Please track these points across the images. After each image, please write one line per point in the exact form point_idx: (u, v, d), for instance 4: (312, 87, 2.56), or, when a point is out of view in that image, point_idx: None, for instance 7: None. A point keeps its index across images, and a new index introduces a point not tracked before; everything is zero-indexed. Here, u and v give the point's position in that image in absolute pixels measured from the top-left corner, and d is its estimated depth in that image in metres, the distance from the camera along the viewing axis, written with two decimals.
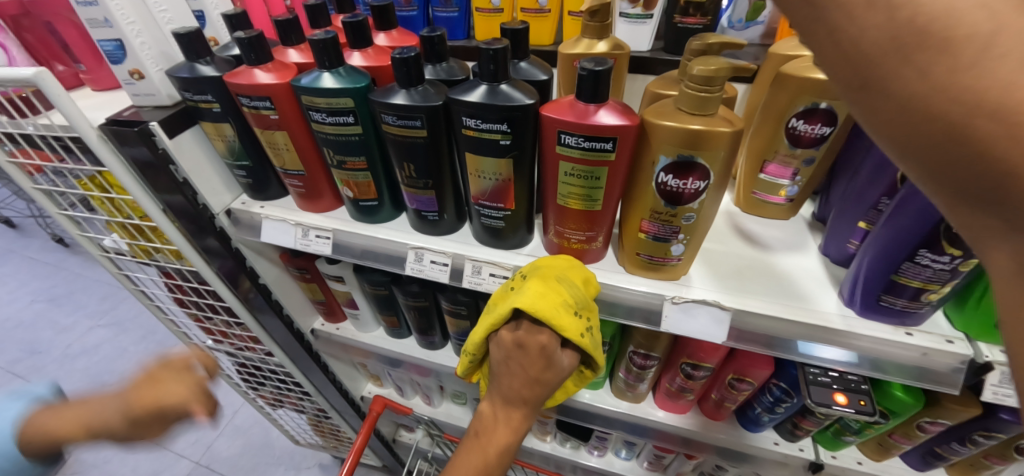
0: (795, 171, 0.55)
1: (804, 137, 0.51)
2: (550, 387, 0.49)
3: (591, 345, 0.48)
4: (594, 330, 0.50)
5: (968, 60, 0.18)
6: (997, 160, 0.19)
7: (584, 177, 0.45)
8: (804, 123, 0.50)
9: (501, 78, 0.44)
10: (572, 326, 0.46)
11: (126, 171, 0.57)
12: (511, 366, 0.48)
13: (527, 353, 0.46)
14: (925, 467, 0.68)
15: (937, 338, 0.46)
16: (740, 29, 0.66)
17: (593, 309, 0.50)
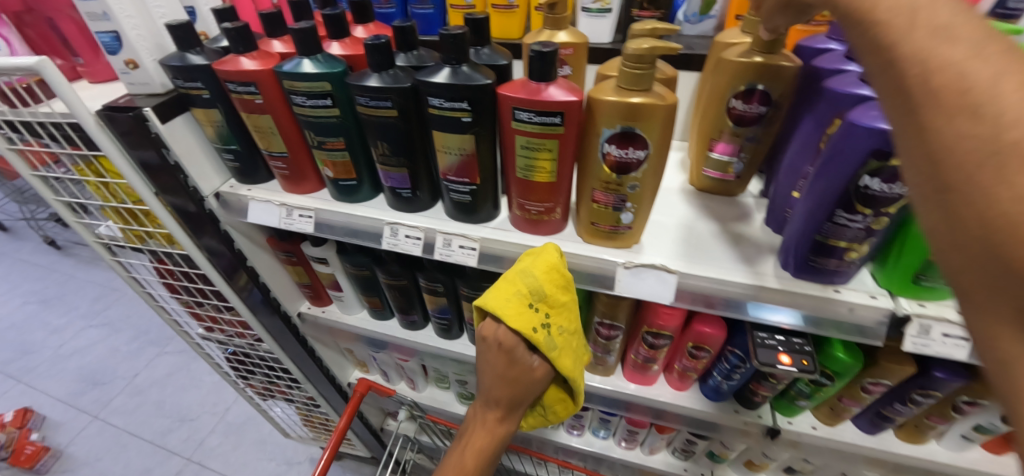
0: (737, 148, 0.60)
1: (743, 116, 0.56)
2: (526, 379, 0.60)
3: (542, 338, 0.56)
4: (555, 325, 0.58)
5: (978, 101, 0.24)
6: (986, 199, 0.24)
7: (538, 149, 0.50)
8: (740, 101, 0.55)
9: (462, 60, 0.49)
10: (521, 319, 0.55)
11: (122, 156, 0.62)
12: (484, 359, 0.60)
13: (490, 346, 0.58)
14: (874, 430, 0.72)
15: (862, 295, 0.51)
16: (695, 22, 0.71)
17: (555, 304, 0.56)
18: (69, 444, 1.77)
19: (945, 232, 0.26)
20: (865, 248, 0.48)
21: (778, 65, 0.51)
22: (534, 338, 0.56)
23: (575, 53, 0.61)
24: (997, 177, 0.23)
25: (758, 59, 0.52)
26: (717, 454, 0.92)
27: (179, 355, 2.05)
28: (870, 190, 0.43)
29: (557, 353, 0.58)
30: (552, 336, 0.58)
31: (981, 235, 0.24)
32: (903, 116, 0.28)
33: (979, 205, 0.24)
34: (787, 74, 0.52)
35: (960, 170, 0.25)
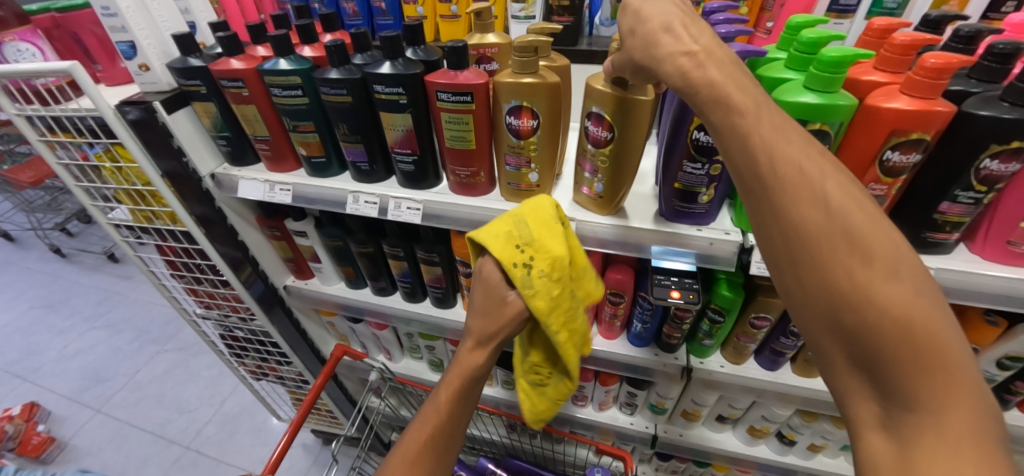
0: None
1: (597, 138, 0.61)
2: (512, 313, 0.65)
3: (519, 275, 0.61)
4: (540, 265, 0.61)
5: (808, 198, 0.38)
6: (838, 276, 0.36)
7: (458, 123, 0.64)
8: (591, 124, 0.60)
9: (398, 55, 0.64)
10: (506, 254, 0.61)
11: (134, 143, 0.76)
12: (476, 294, 0.67)
13: (479, 282, 0.66)
14: (774, 366, 0.84)
15: (718, 232, 0.64)
16: (609, 25, 0.87)
17: (540, 249, 0.61)
18: (74, 436, 1.84)
19: (793, 287, 0.39)
20: (713, 192, 0.61)
21: (621, 94, 0.55)
22: (511, 271, 0.61)
23: (501, 51, 0.75)
24: (837, 260, 0.36)
25: (605, 85, 0.56)
26: (655, 404, 1.03)
27: (178, 353, 2.13)
28: (701, 142, 0.57)
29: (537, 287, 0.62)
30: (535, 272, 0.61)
31: (827, 299, 0.37)
32: (762, 200, 0.40)
33: (821, 273, 0.37)
34: (629, 105, 0.55)
35: (808, 244, 0.37)
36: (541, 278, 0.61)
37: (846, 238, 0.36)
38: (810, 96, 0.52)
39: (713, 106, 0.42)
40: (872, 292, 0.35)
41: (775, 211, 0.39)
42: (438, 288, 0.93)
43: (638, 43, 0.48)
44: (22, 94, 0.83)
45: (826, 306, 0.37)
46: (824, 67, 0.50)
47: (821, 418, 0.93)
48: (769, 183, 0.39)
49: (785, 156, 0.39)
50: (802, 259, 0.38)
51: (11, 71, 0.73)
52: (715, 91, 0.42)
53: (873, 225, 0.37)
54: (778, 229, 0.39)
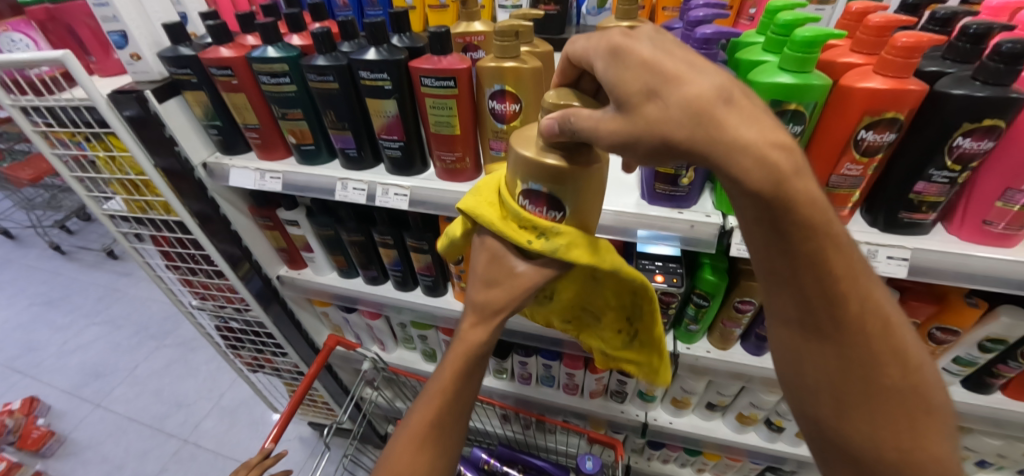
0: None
1: (540, 216, 0.45)
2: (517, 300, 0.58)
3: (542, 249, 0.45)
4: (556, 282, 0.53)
5: (847, 290, 0.39)
6: (860, 356, 0.41)
7: (443, 108, 0.65)
8: (528, 202, 0.44)
9: (382, 41, 0.65)
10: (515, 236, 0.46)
11: (126, 131, 0.77)
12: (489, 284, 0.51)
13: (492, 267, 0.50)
14: (759, 352, 0.84)
15: (699, 215, 0.65)
16: (595, 14, 0.88)
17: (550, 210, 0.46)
18: (73, 430, 1.86)
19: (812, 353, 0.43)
20: (694, 174, 0.62)
21: (575, 165, 0.40)
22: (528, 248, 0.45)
23: (486, 39, 0.76)
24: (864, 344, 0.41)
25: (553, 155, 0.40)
26: (645, 392, 1.03)
27: (176, 348, 2.14)
28: None
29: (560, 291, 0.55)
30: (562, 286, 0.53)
31: (845, 367, 0.42)
32: (811, 284, 0.39)
33: (847, 351, 0.41)
34: (582, 177, 0.41)
35: (844, 329, 0.40)
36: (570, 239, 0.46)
37: (871, 323, 0.41)
38: (786, 76, 0.52)
39: (776, 199, 0.33)
40: (874, 355, 0.41)
41: (828, 297, 0.39)
42: (428, 276, 0.94)
43: (679, 116, 0.31)
44: (17, 85, 0.84)
45: (841, 375, 0.42)
46: (798, 47, 0.51)
47: None
48: (818, 258, 0.37)
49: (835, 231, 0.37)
50: (821, 330, 0.41)
51: (6, 61, 0.74)
52: (775, 160, 0.32)
53: (878, 301, 0.41)
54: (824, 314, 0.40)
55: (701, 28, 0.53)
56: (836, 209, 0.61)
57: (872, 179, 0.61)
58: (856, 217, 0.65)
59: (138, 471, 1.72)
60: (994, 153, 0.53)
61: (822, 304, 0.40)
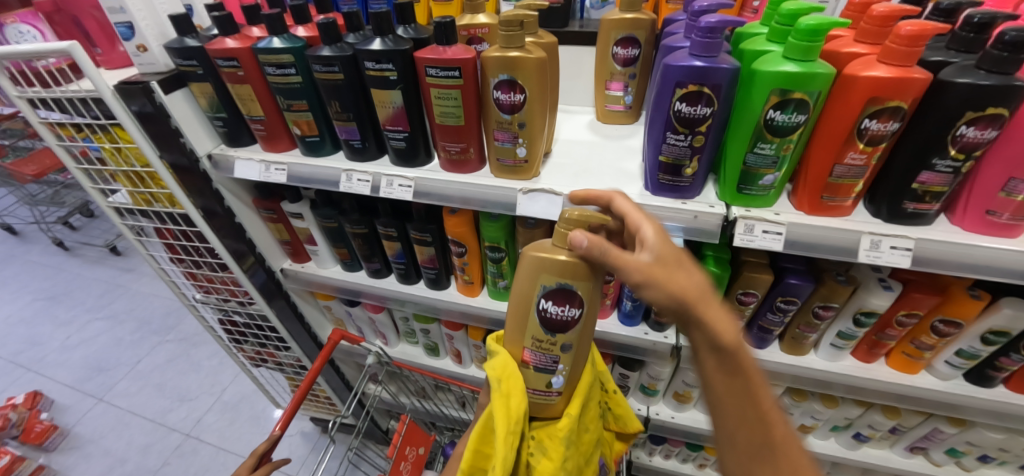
0: (625, 85, 0.80)
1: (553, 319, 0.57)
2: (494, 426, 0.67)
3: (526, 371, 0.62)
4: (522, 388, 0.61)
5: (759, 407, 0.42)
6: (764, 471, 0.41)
7: (447, 98, 0.65)
8: (551, 305, 0.56)
9: (387, 32, 0.65)
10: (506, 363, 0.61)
11: (132, 122, 0.78)
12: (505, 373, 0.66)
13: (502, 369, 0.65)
14: (762, 344, 0.84)
15: (703, 205, 0.65)
16: (599, 8, 0.89)
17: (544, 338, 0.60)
18: (76, 424, 1.86)
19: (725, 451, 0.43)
20: (697, 165, 0.62)
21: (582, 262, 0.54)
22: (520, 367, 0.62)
23: (491, 31, 0.76)
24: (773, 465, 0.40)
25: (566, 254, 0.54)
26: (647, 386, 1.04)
27: (179, 343, 2.15)
28: (683, 113, 0.58)
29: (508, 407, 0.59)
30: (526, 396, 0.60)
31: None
32: (729, 384, 0.42)
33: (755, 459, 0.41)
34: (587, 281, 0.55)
35: (754, 434, 0.41)
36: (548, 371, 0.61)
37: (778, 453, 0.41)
38: (790, 65, 0.53)
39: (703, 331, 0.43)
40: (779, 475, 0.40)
41: (741, 390, 0.42)
42: (431, 269, 0.94)
43: (666, 299, 0.44)
44: (24, 76, 0.84)
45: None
46: (802, 36, 0.52)
47: (810, 398, 0.94)
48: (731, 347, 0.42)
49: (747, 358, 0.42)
50: (752, 451, 0.41)
51: (13, 51, 0.74)
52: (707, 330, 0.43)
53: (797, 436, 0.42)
54: (739, 412, 0.42)
55: (705, 18, 0.54)
56: (840, 199, 0.61)
57: (876, 169, 0.61)
58: (859, 208, 0.65)
59: (140, 465, 1.72)
60: (998, 141, 0.54)
61: (734, 406, 0.42)
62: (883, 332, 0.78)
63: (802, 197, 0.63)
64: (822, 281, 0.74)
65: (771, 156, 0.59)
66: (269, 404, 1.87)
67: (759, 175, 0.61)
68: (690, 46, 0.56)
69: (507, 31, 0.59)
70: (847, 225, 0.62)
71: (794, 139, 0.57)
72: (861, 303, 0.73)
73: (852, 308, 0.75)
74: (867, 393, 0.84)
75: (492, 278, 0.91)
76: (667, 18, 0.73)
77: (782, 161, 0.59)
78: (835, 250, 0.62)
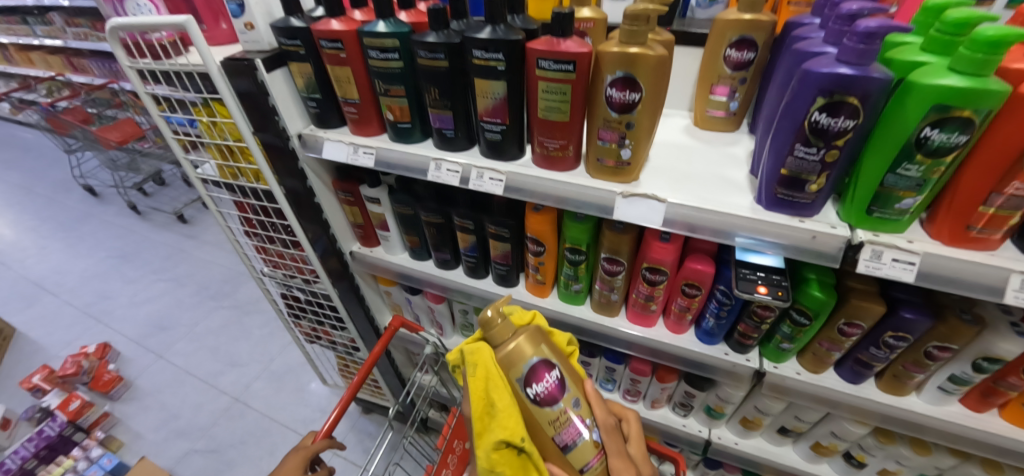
0: (733, 89, 0.76)
1: (544, 397, 0.62)
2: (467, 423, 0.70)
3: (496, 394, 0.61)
4: (499, 426, 0.60)
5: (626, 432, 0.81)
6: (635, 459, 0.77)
7: (556, 93, 0.62)
8: (534, 387, 0.62)
9: (499, 20, 0.63)
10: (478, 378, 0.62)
11: (233, 100, 0.82)
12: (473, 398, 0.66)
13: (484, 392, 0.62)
14: (856, 379, 0.77)
15: (824, 225, 0.60)
16: (705, 8, 0.81)
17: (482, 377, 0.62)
18: (138, 377, 1.98)
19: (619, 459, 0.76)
20: (823, 181, 0.58)
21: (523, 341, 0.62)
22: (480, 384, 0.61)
23: (596, 26, 0.74)
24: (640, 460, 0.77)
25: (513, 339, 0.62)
26: (713, 407, 0.98)
27: (234, 311, 2.25)
28: (820, 124, 0.53)
29: (482, 417, 0.63)
30: (497, 431, 0.60)
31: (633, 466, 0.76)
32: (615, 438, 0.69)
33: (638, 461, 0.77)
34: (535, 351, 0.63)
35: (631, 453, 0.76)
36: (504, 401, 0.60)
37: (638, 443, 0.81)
38: (955, 79, 0.47)
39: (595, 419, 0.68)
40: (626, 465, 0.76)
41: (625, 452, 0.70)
42: (503, 265, 0.93)
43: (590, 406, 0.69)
44: (135, 48, 0.89)
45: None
46: (977, 48, 0.45)
47: (898, 442, 0.85)
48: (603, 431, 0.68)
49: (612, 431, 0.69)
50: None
51: (130, 23, 0.79)
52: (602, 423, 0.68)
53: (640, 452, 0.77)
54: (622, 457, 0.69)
55: (864, 21, 0.48)
56: (988, 231, 0.54)
57: None
58: (1005, 243, 0.57)
59: (192, 422, 1.80)
60: None
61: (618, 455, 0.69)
62: (1002, 380, 0.68)
63: (940, 226, 0.57)
64: (942, 318, 0.66)
65: (915, 178, 0.53)
66: (313, 379, 1.91)
67: (896, 198, 0.55)
68: (839, 51, 0.52)
69: (628, 26, 0.56)
70: (993, 261, 0.54)
71: (947, 161, 0.51)
72: (985, 347, 0.65)
73: (972, 352, 0.67)
74: (969, 444, 0.74)
75: (566, 280, 0.89)
76: (792, 20, 0.67)
77: (926, 185, 0.54)
78: (975, 286, 0.56)
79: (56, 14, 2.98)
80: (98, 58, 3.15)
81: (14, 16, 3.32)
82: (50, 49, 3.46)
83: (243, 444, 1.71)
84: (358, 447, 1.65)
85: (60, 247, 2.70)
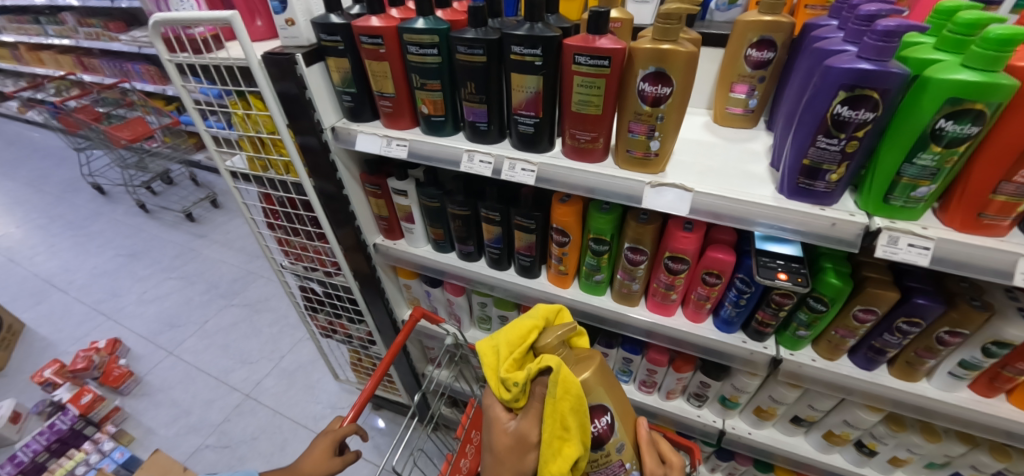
0: (751, 88, 0.80)
1: (602, 432, 0.63)
2: (512, 465, 0.64)
3: (579, 423, 0.59)
4: (575, 449, 0.59)
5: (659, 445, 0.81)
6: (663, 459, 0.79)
7: (591, 86, 0.66)
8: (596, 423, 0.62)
9: (537, 19, 0.66)
10: (569, 401, 0.58)
11: (270, 93, 0.86)
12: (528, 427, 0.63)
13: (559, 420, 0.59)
14: (870, 366, 0.81)
15: (844, 213, 0.63)
16: (724, 11, 0.86)
17: (565, 402, 0.58)
18: (148, 373, 1.99)
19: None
20: (843, 171, 0.61)
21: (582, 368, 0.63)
22: (564, 412, 0.58)
23: (623, 26, 0.77)
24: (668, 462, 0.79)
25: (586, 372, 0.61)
26: (728, 398, 1.02)
27: (244, 308, 2.27)
28: (841, 116, 0.57)
29: (551, 445, 0.60)
30: (570, 454, 0.59)
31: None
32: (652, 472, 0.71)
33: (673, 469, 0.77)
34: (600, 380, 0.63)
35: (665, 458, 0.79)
36: (580, 424, 0.59)
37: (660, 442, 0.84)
38: (968, 74, 0.51)
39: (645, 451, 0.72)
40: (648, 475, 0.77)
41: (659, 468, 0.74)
42: (527, 256, 0.96)
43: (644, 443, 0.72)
44: (176, 43, 0.92)
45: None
46: (989, 45, 0.49)
47: (910, 429, 0.89)
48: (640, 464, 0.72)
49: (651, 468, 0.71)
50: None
51: (173, 18, 0.80)
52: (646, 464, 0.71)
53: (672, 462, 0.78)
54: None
55: (883, 21, 0.52)
56: (998, 217, 0.58)
57: None
58: (1013, 230, 0.61)
59: (204, 418, 1.81)
60: None
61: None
62: (1009, 366, 0.71)
63: (952, 214, 0.61)
64: (953, 305, 0.69)
65: (931, 167, 0.57)
66: (325, 376, 1.93)
67: (912, 187, 0.59)
68: (860, 49, 0.55)
69: (661, 24, 0.60)
70: (1002, 246, 0.58)
71: (960, 151, 0.55)
72: (994, 332, 0.68)
73: (982, 338, 0.70)
74: (978, 428, 0.77)
75: (588, 271, 0.92)
76: (810, 22, 0.72)
77: (940, 174, 0.57)
78: (986, 270, 0.59)
79: (69, 15, 3.01)
80: (109, 58, 3.18)
81: (27, 16, 3.36)
82: (60, 49, 3.50)
83: (254, 440, 1.72)
84: (369, 443, 1.67)
85: (69, 245, 2.72)
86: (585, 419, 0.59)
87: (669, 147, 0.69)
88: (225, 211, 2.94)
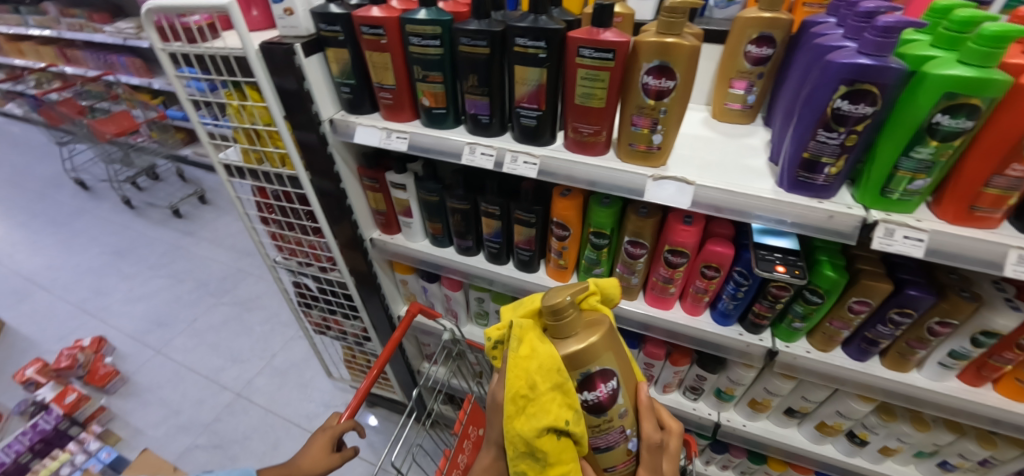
0: (750, 84, 0.81)
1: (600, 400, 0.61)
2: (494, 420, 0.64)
3: (546, 383, 0.55)
4: (541, 410, 0.55)
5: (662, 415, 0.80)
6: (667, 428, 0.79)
7: (594, 79, 0.66)
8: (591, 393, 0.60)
9: (541, 12, 0.66)
10: (541, 361, 0.55)
11: (267, 83, 0.84)
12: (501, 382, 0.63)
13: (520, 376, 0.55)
14: (863, 357, 0.82)
15: (841, 206, 0.65)
16: (723, 7, 0.87)
17: (528, 363, 0.55)
18: (136, 372, 1.95)
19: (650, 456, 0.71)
20: (841, 164, 0.62)
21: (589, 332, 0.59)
22: (523, 374, 0.55)
23: (625, 21, 0.78)
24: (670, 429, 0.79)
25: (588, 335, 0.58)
26: (724, 390, 1.03)
27: (234, 306, 2.23)
28: (841, 110, 0.58)
29: (518, 403, 0.56)
30: (538, 413, 0.55)
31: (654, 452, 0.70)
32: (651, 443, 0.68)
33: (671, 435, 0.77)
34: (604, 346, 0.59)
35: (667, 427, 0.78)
36: (551, 384, 0.55)
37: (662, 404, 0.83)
38: (963, 69, 0.52)
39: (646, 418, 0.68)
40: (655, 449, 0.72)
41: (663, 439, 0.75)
42: (526, 251, 0.96)
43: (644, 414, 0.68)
44: (169, 32, 0.90)
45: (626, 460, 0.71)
46: (983, 41, 0.50)
47: (900, 419, 0.91)
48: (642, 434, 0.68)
49: (650, 436, 0.68)
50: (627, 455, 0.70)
51: (167, 6, 0.79)
52: (646, 435, 0.68)
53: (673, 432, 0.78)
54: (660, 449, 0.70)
55: (882, 17, 0.53)
56: (990, 210, 0.59)
57: None
58: (1003, 222, 0.63)
59: (194, 417, 1.78)
60: None
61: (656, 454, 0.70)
62: (997, 355, 0.73)
63: (945, 206, 0.62)
64: (944, 296, 0.71)
65: (926, 160, 0.58)
66: (318, 373, 1.91)
67: (908, 179, 0.60)
68: (859, 44, 0.57)
69: (665, 18, 0.61)
70: (993, 238, 0.60)
71: (955, 145, 0.56)
72: (983, 322, 0.70)
73: (971, 328, 0.72)
74: (965, 416, 0.80)
75: (588, 264, 0.93)
76: (808, 19, 0.73)
77: (935, 167, 0.59)
78: (977, 261, 0.61)
79: (50, 5, 2.93)
80: (92, 50, 3.10)
81: (4, 6, 3.25)
82: (40, 40, 3.40)
83: (247, 438, 1.69)
84: (364, 441, 1.65)
85: (52, 242, 2.65)
86: (564, 382, 0.56)
87: (670, 141, 0.70)
88: (213, 208, 2.89)
